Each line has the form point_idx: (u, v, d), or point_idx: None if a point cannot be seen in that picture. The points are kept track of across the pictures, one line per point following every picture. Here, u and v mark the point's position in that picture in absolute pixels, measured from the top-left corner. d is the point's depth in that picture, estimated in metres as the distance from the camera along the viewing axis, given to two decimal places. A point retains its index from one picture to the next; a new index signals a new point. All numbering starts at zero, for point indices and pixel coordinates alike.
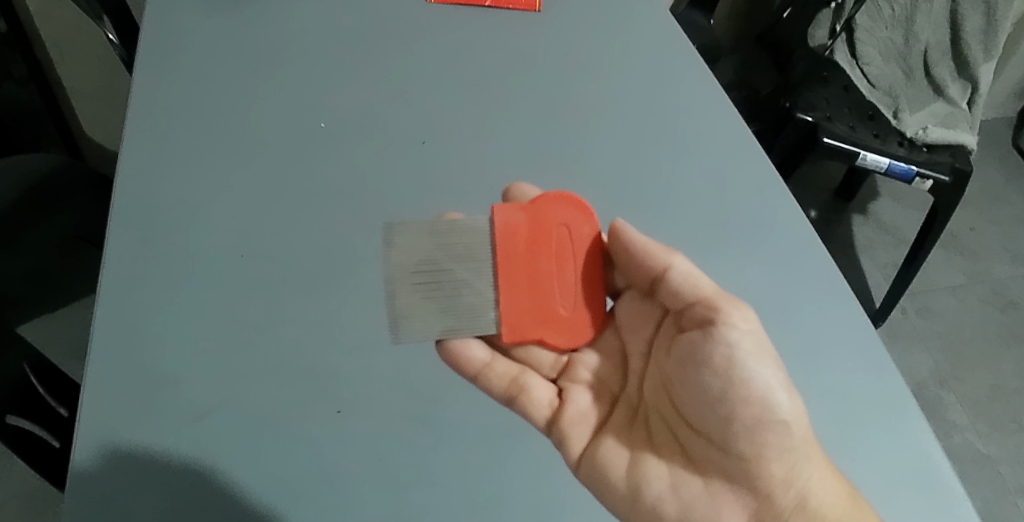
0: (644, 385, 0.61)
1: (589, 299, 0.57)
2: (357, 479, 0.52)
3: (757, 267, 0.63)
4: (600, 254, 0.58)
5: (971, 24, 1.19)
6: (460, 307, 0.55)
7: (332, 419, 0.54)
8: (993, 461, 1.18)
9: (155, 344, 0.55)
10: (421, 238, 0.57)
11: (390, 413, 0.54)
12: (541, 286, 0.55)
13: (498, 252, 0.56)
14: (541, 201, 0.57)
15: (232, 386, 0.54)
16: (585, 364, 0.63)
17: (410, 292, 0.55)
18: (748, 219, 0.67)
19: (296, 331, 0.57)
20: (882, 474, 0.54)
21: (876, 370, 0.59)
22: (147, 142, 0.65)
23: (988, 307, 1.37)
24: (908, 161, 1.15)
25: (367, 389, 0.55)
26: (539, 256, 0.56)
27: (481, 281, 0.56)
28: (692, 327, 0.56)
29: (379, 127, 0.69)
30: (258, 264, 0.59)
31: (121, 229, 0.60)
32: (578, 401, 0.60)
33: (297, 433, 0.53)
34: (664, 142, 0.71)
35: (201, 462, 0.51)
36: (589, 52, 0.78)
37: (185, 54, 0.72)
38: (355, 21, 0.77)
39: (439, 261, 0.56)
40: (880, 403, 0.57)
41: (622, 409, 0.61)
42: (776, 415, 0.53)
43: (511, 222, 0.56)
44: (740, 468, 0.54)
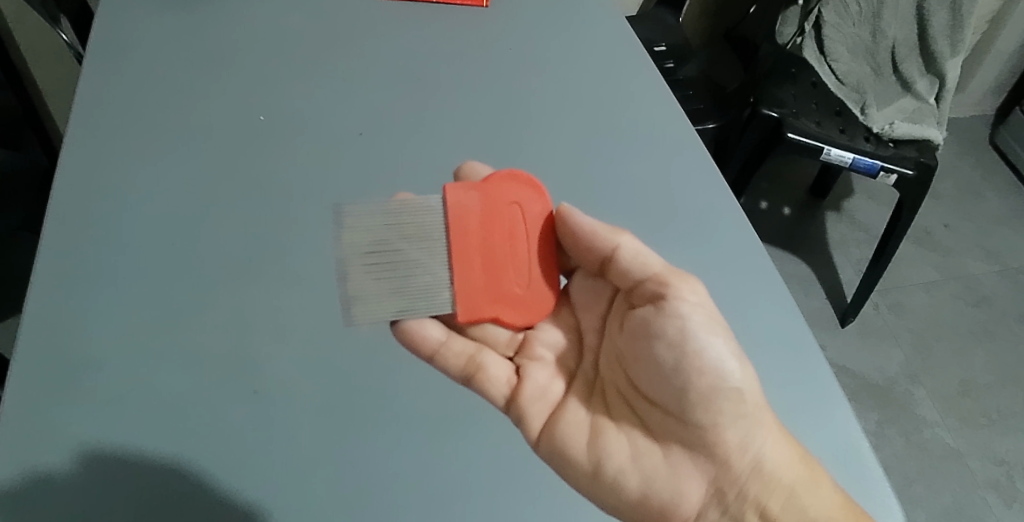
0: (600, 359, 0.60)
1: (544, 276, 0.54)
2: (275, 458, 0.51)
3: (683, 254, 0.64)
4: (553, 234, 0.55)
5: (937, 21, 1.18)
6: (415, 288, 0.52)
7: (251, 399, 0.53)
8: (963, 455, 1.17)
9: (81, 330, 0.55)
10: (371, 218, 0.54)
11: (311, 393, 0.54)
12: (496, 265, 0.53)
13: (451, 230, 0.52)
14: (492, 179, 0.54)
15: (156, 369, 0.54)
16: (542, 341, 0.61)
17: (362, 274, 0.52)
18: (682, 209, 0.67)
19: (224, 315, 0.57)
20: (825, 435, 0.56)
21: (800, 353, 0.60)
22: (88, 136, 0.66)
23: (961, 302, 1.37)
24: (872, 156, 1.16)
25: (288, 369, 0.55)
26: (493, 235, 0.53)
27: (433, 261, 0.52)
28: (644, 302, 0.56)
29: (321, 119, 0.70)
30: (191, 251, 0.60)
31: (56, 219, 0.60)
32: (536, 377, 0.59)
33: (217, 413, 0.52)
34: (609, 133, 0.72)
35: (116, 441, 0.50)
36: (535, 47, 0.79)
37: (131, 51, 0.72)
38: (301, 17, 0.78)
39: (391, 241, 0.53)
40: (811, 371, 0.59)
41: (579, 383, 0.60)
42: (727, 384, 0.52)
43: (463, 201, 0.53)
44: (698, 438, 0.53)
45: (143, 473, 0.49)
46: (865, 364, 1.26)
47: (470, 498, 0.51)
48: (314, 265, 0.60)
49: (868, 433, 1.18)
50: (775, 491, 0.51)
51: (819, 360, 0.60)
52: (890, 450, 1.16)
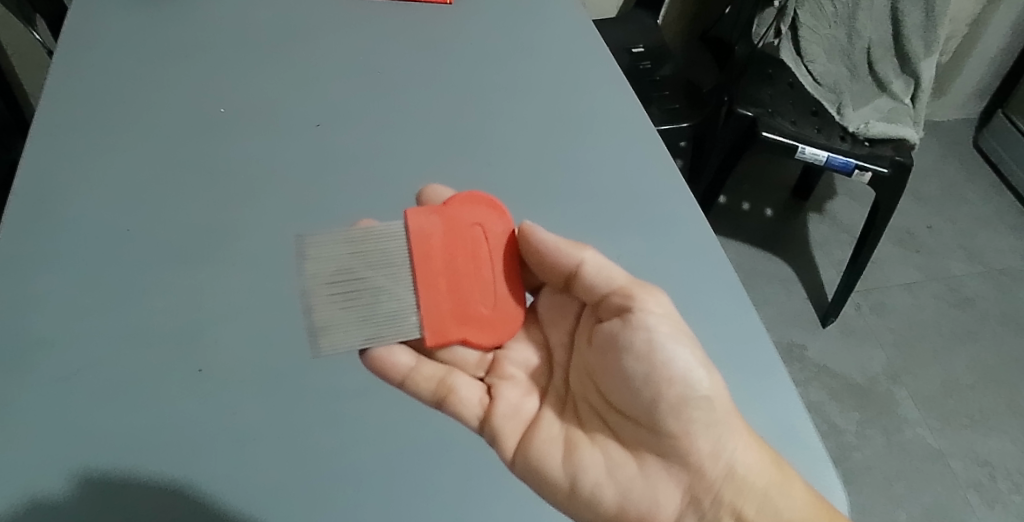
0: (570, 375, 0.60)
1: (509, 294, 0.55)
2: (216, 437, 0.52)
3: (635, 241, 0.65)
4: (516, 255, 0.56)
5: (910, 21, 1.19)
6: (381, 315, 0.51)
7: (194, 378, 0.54)
8: (944, 455, 1.17)
9: (34, 313, 0.56)
10: (333, 247, 0.53)
11: (256, 375, 0.55)
12: (462, 288, 0.53)
13: (414, 256, 0.52)
14: (452, 202, 0.54)
15: (102, 351, 0.54)
16: (512, 360, 0.61)
17: (328, 304, 0.51)
18: (637, 197, 0.68)
19: (174, 298, 0.58)
20: (793, 437, 0.55)
21: (750, 344, 0.60)
22: (51, 128, 0.67)
23: (943, 303, 1.37)
24: (847, 154, 1.16)
25: (234, 352, 0.56)
26: (457, 257, 0.53)
27: (399, 288, 0.52)
28: (611, 316, 0.56)
29: (278, 111, 0.71)
30: (142, 239, 0.61)
31: (15, 207, 0.62)
32: (507, 396, 0.58)
33: (161, 393, 0.53)
34: (566, 124, 0.73)
35: (60, 422, 0.51)
36: (497, 42, 0.80)
37: (98, 47, 0.74)
38: (266, 15, 0.79)
39: (354, 269, 0.52)
40: (767, 369, 0.58)
41: (551, 400, 0.60)
42: (696, 393, 0.52)
43: (425, 226, 0.52)
44: (670, 447, 0.53)
45: (85, 449, 0.50)
46: (846, 363, 1.26)
47: (409, 478, 0.52)
48: (266, 250, 0.61)
49: (847, 432, 1.17)
50: (748, 496, 0.51)
51: (767, 347, 0.60)
52: (870, 450, 1.16)
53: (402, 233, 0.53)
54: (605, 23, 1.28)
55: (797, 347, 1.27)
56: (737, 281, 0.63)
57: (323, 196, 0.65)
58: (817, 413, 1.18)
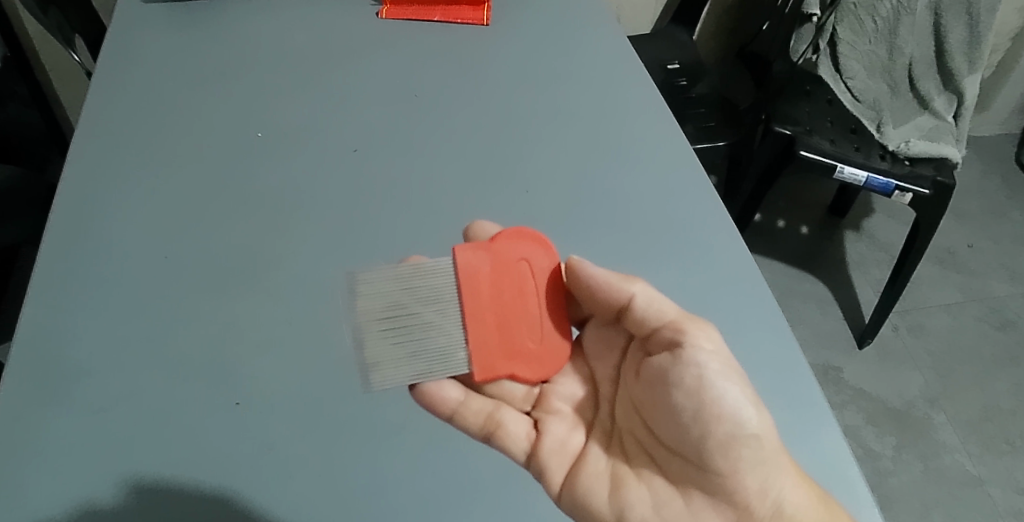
0: (616, 408, 0.59)
1: (557, 330, 0.55)
2: (252, 471, 0.52)
3: (674, 272, 0.64)
4: (561, 290, 0.56)
5: (954, 37, 1.16)
6: (430, 351, 0.52)
7: (230, 411, 0.54)
8: (984, 483, 1.13)
9: (72, 339, 0.57)
10: (383, 282, 0.54)
11: (292, 409, 0.55)
12: (511, 324, 0.53)
13: (463, 292, 0.53)
14: (499, 238, 0.55)
15: (141, 381, 0.55)
16: (558, 394, 0.60)
17: (379, 339, 0.52)
18: (677, 227, 0.67)
19: (211, 328, 0.58)
20: (840, 475, 0.54)
21: (792, 377, 0.59)
22: (92, 153, 0.68)
23: (984, 324, 1.33)
24: (887, 175, 1.14)
25: (270, 383, 0.56)
26: (504, 294, 0.53)
27: (448, 324, 0.53)
28: (661, 350, 0.54)
29: (316, 136, 0.71)
30: (180, 267, 0.61)
31: (55, 233, 0.63)
32: (554, 430, 0.58)
33: (199, 425, 0.53)
34: (602, 150, 0.72)
35: (100, 452, 0.52)
36: (535, 65, 0.79)
37: (139, 72, 0.75)
38: (306, 37, 0.80)
39: (404, 305, 0.53)
40: (813, 404, 0.58)
41: (597, 434, 0.58)
42: (745, 431, 0.50)
43: (472, 261, 0.53)
44: (718, 485, 0.52)
45: (121, 478, 0.51)
46: (883, 387, 1.23)
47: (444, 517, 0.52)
48: (301, 277, 0.61)
49: (883, 458, 1.15)
50: None
51: (806, 376, 0.59)
52: (906, 476, 1.13)
53: (451, 269, 0.54)
54: (640, 40, 1.27)
55: (832, 369, 1.25)
56: (778, 309, 0.62)
57: (360, 222, 0.65)
58: (853, 438, 1.16)
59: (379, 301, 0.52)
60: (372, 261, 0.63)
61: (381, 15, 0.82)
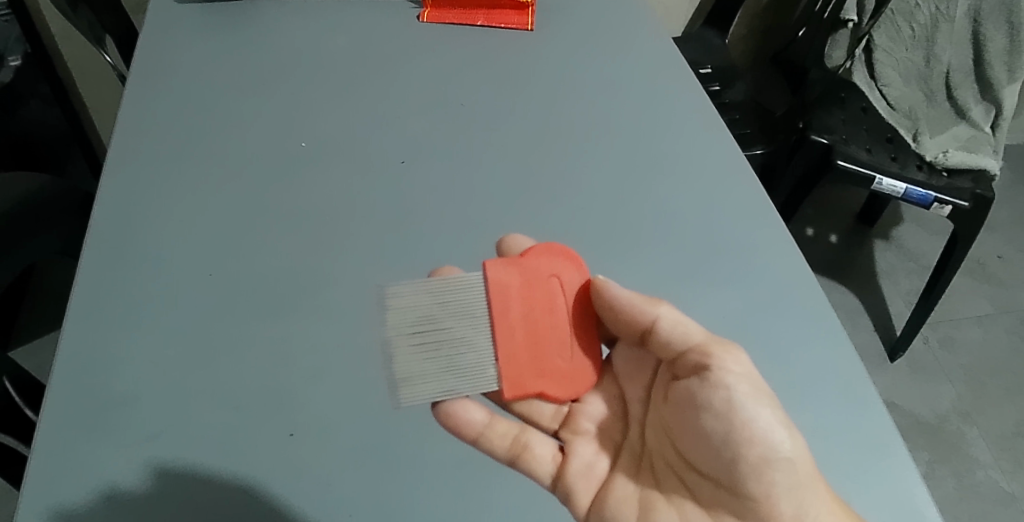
0: (646, 430, 0.55)
1: (587, 348, 0.52)
2: (306, 507, 0.49)
3: (737, 300, 0.60)
4: (587, 308, 0.52)
5: (994, 45, 1.13)
6: (460, 366, 0.49)
7: (285, 442, 0.51)
8: (1018, 500, 1.11)
9: (114, 362, 0.53)
10: (413, 296, 0.51)
11: (348, 439, 0.52)
12: (543, 342, 0.50)
13: (493, 307, 0.50)
14: (529, 253, 0.52)
15: (188, 407, 0.52)
16: (587, 414, 0.57)
17: (407, 355, 0.49)
18: (735, 251, 0.63)
19: (260, 351, 0.55)
20: (893, 504, 0.50)
21: (857, 410, 0.54)
22: (130, 158, 0.65)
23: (1015, 337, 1.31)
24: (926, 186, 1.12)
25: (325, 411, 0.52)
26: (534, 311, 0.50)
27: (479, 340, 0.50)
28: (687, 374, 0.50)
29: (362, 145, 0.68)
30: (224, 284, 0.58)
31: (94, 245, 0.59)
32: (581, 453, 0.55)
33: (251, 458, 0.50)
34: (652, 163, 0.70)
35: (147, 487, 0.49)
36: (583, 73, 0.77)
37: (177, 74, 0.73)
38: (346, 40, 0.78)
39: (436, 318, 0.50)
40: (870, 430, 0.54)
41: (626, 457, 0.55)
42: (778, 454, 0.47)
43: (502, 278, 0.50)
44: (753, 511, 0.48)
45: (174, 514, 0.48)
46: (914, 400, 1.21)
47: None
48: (352, 296, 0.58)
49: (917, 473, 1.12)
50: None
51: (878, 407, 0.55)
52: (940, 492, 1.11)
53: (481, 284, 0.51)
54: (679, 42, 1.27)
55: None
56: (841, 326, 0.59)
57: (407, 235, 0.62)
58: None
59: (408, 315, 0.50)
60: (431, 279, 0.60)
61: (422, 19, 0.80)
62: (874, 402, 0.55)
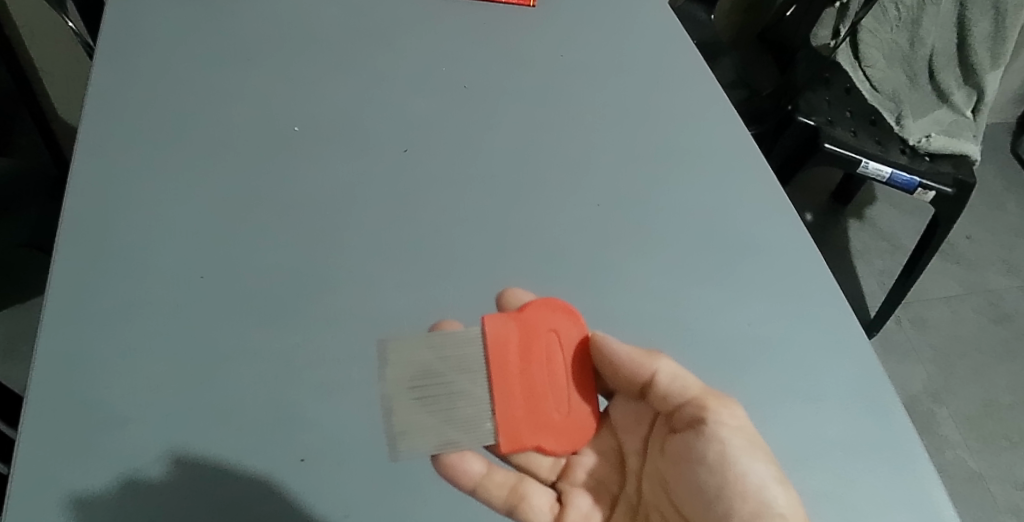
0: (642, 483, 0.53)
1: (584, 401, 0.50)
2: None
3: (767, 308, 0.58)
4: (586, 363, 0.50)
5: (978, 31, 1.13)
6: (458, 420, 0.47)
7: (295, 469, 0.46)
8: (984, 478, 1.15)
9: (98, 375, 0.47)
10: (412, 348, 0.48)
11: (363, 464, 0.47)
12: (541, 396, 0.48)
13: (491, 363, 0.48)
14: (528, 307, 0.50)
15: (187, 425, 0.46)
16: (583, 466, 0.55)
17: (407, 410, 0.47)
18: (753, 252, 0.61)
19: (262, 364, 0.49)
20: None
21: (883, 419, 0.53)
22: (103, 142, 0.59)
23: (983, 317, 1.35)
24: (909, 171, 1.12)
25: (337, 431, 0.47)
26: (532, 366, 0.48)
27: (478, 395, 0.47)
28: (684, 427, 0.49)
29: (359, 130, 0.63)
30: (218, 283, 0.52)
31: (70, 240, 0.53)
32: (577, 504, 0.54)
33: (258, 485, 0.45)
34: (666, 154, 0.66)
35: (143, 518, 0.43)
36: (590, 55, 0.73)
37: (150, 46, 0.66)
38: (335, 12, 0.72)
39: (436, 372, 0.48)
40: (890, 440, 0.52)
41: (623, 510, 0.54)
42: (769, 508, 0.44)
43: (501, 333, 0.49)
44: None
45: None
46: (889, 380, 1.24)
47: None
48: (361, 301, 0.53)
49: None
50: None
51: (899, 416, 0.54)
52: None
53: (478, 339, 0.49)
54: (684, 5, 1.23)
55: None
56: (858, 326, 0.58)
57: (415, 232, 0.57)
58: None
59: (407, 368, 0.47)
60: (440, 280, 0.55)
61: None
62: (895, 409, 0.54)
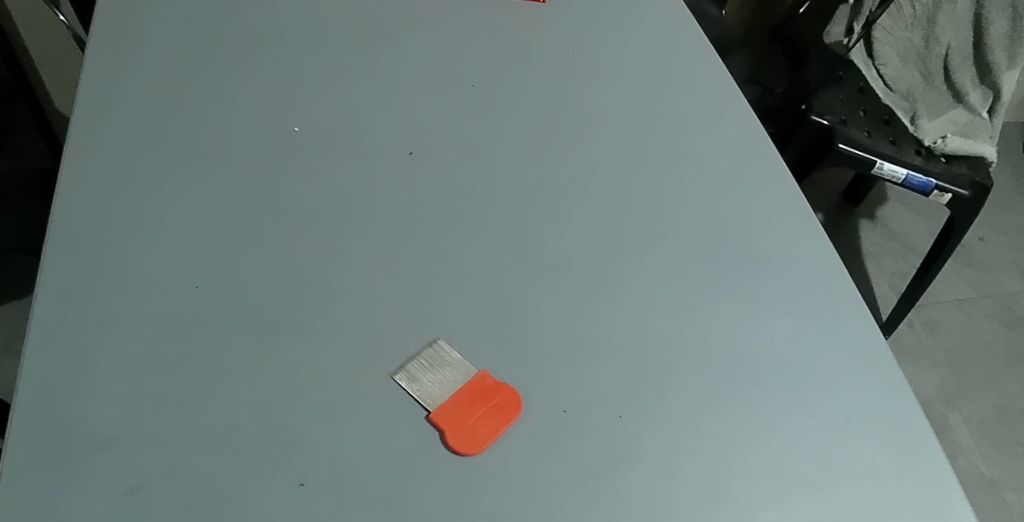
0: (642, 374, 0.50)
1: (588, 317, 0.53)
2: None
3: (789, 322, 0.55)
4: (589, 293, 0.54)
5: (995, 30, 1.09)
6: (457, 314, 0.51)
7: (294, 494, 0.42)
8: (998, 486, 1.13)
9: (85, 390, 0.44)
10: (436, 253, 0.55)
11: (368, 488, 0.43)
12: (563, 292, 0.54)
13: (500, 273, 0.54)
14: (540, 242, 0.57)
15: (179, 444, 0.43)
16: (592, 355, 0.51)
17: (415, 299, 0.52)
18: (779, 261, 0.58)
19: (262, 379, 0.46)
20: (897, 493, 0.48)
21: (912, 443, 0.50)
22: (97, 144, 0.57)
23: (996, 321, 1.32)
24: (925, 173, 1.10)
25: (341, 452, 0.44)
26: (532, 286, 0.54)
27: (483, 297, 0.53)
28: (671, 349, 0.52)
29: (362, 132, 0.61)
30: (216, 294, 0.50)
31: (58, 247, 0.50)
32: (573, 392, 0.49)
33: (252, 510, 0.41)
34: (680, 156, 0.64)
35: None
36: (602, 52, 0.71)
37: (147, 45, 0.64)
38: (338, 11, 0.70)
39: (446, 272, 0.54)
40: (896, 424, 0.51)
41: (623, 396, 0.49)
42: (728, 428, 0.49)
43: (515, 255, 0.56)
44: (720, 466, 0.47)
45: None
46: None
47: None
48: (365, 313, 0.50)
49: None
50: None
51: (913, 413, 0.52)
52: None
53: (494, 257, 0.55)
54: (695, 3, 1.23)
55: None
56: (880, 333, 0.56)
57: (421, 239, 0.55)
58: None
59: (429, 266, 0.54)
60: (449, 290, 0.53)
61: None
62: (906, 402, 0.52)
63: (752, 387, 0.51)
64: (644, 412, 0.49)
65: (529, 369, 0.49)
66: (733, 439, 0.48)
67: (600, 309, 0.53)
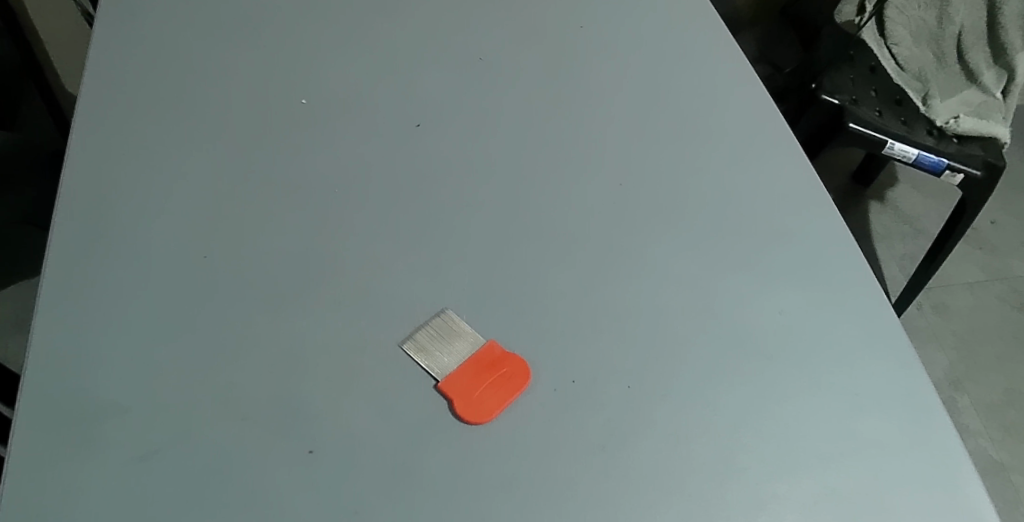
0: (649, 349, 0.50)
1: (596, 291, 0.52)
2: None
3: (798, 296, 0.54)
4: (597, 266, 0.54)
5: (1010, 9, 1.07)
6: (466, 286, 0.51)
7: (304, 461, 0.43)
8: (1005, 468, 1.13)
9: (95, 359, 0.45)
10: (444, 226, 0.54)
11: (377, 456, 0.43)
12: (571, 265, 0.53)
13: (508, 246, 0.54)
14: (549, 216, 0.56)
15: (189, 412, 0.43)
16: (599, 327, 0.50)
17: (423, 271, 0.51)
18: (789, 234, 0.58)
19: (269, 349, 0.46)
20: (906, 466, 0.48)
21: (920, 416, 0.50)
22: (105, 116, 0.57)
23: (1006, 304, 1.31)
24: (937, 152, 1.09)
25: (349, 420, 0.44)
26: (540, 259, 0.53)
27: (491, 269, 0.52)
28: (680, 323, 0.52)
29: (370, 104, 0.61)
30: (223, 264, 0.50)
31: (68, 218, 0.50)
32: (581, 364, 0.48)
33: (263, 477, 0.42)
34: (690, 130, 0.63)
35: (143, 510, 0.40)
36: (611, 25, 0.70)
37: (154, 17, 0.64)
38: None
39: (454, 244, 0.53)
40: (905, 399, 0.51)
41: (628, 367, 0.49)
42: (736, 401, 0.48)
43: (523, 228, 0.55)
44: (727, 437, 0.47)
45: None
46: None
47: None
48: (373, 284, 0.50)
49: None
50: (796, 491, 0.46)
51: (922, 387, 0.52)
52: None
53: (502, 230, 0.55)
54: None
55: None
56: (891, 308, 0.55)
57: (428, 212, 0.55)
58: None
59: (438, 238, 0.53)
60: (457, 262, 0.52)
61: None
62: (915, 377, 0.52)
63: (761, 362, 0.51)
64: (652, 383, 0.48)
65: (537, 340, 0.49)
66: (741, 413, 0.48)
67: (608, 282, 0.53)
